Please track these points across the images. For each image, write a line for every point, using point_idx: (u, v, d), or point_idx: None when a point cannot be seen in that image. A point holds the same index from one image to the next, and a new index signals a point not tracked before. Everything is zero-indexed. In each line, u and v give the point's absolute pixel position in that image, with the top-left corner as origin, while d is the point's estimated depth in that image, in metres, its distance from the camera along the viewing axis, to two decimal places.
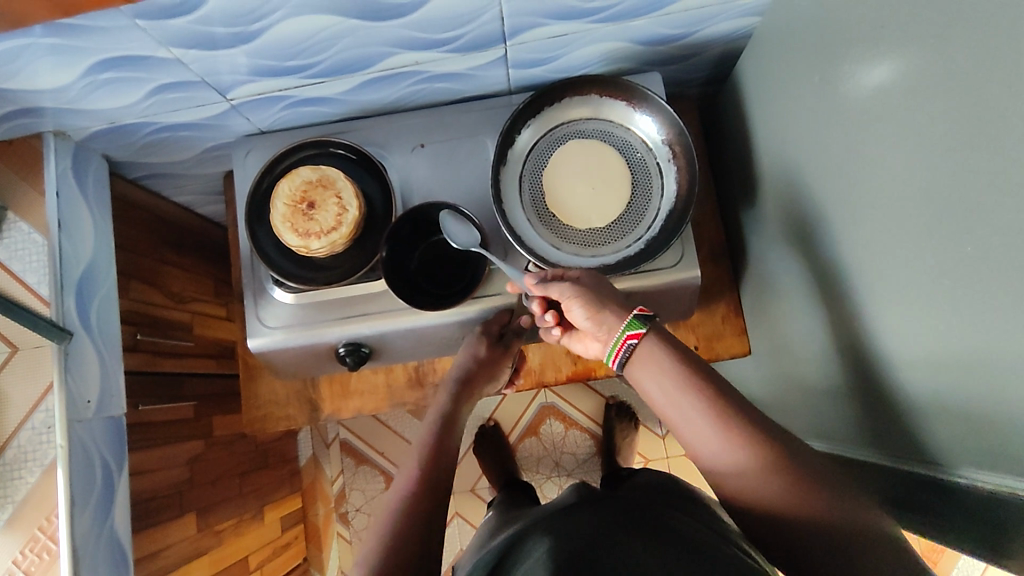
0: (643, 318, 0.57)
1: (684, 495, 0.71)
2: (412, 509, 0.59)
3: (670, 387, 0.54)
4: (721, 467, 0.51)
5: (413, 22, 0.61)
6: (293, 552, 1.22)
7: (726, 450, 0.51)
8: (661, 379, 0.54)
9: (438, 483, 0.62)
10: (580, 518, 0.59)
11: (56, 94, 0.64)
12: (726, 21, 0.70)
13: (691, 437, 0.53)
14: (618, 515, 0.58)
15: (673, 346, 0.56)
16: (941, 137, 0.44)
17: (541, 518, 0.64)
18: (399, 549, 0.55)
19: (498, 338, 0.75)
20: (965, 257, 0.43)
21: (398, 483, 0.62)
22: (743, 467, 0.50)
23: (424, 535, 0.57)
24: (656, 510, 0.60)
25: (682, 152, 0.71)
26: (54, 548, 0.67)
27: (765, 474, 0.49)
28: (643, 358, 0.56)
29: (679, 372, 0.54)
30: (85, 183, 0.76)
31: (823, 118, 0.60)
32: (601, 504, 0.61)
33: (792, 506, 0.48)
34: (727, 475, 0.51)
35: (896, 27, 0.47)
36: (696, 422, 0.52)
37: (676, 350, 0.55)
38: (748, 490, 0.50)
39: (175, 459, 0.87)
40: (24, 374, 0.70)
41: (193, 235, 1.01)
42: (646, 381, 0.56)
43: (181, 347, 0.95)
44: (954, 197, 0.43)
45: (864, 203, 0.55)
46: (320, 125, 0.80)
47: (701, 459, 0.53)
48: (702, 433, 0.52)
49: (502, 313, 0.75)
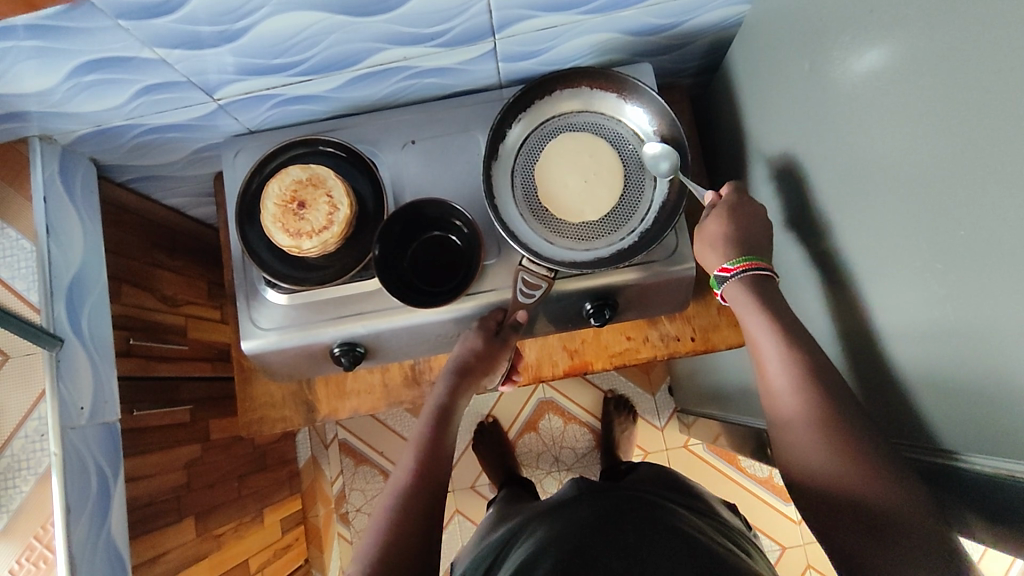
0: (721, 280, 0.66)
1: (684, 488, 0.71)
2: (413, 498, 0.60)
3: (762, 341, 0.60)
4: (788, 415, 0.56)
5: (399, 17, 0.60)
6: (294, 554, 1.21)
7: (801, 401, 0.55)
8: (755, 331, 0.61)
9: (439, 474, 0.63)
10: (579, 508, 0.59)
11: (40, 98, 0.63)
12: (716, 10, 0.69)
13: (773, 385, 0.58)
14: (616, 506, 0.58)
15: (773, 306, 0.61)
16: (935, 121, 0.43)
17: (542, 510, 0.64)
18: (397, 534, 0.56)
19: (496, 334, 0.73)
20: (959, 241, 0.43)
21: (400, 472, 0.63)
22: (810, 419, 0.54)
23: (423, 525, 0.58)
24: (650, 502, 0.60)
25: (674, 143, 0.71)
26: (51, 556, 0.66)
27: (824, 428, 0.53)
28: (742, 313, 0.63)
29: (768, 330, 0.60)
30: (73, 188, 0.75)
31: (815, 105, 0.60)
32: (601, 494, 0.62)
33: (833, 455, 0.52)
34: (791, 425, 0.55)
35: (887, 10, 0.47)
36: (782, 374, 0.57)
37: (775, 310, 0.61)
38: (802, 441, 0.54)
39: (172, 463, 0.86)
40: (16, 382, 0.69)
41: (185, 238, 1.00)
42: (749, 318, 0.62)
43: (175, 351, 0.94)
44: (951, 181, 0.42)
45: (860, 190, 0.54)
46: (310, 124, 0.79)
47: (773, 411, 0.58)
48: (782, 384, 0.57)
49: (496, 308, 0.73)
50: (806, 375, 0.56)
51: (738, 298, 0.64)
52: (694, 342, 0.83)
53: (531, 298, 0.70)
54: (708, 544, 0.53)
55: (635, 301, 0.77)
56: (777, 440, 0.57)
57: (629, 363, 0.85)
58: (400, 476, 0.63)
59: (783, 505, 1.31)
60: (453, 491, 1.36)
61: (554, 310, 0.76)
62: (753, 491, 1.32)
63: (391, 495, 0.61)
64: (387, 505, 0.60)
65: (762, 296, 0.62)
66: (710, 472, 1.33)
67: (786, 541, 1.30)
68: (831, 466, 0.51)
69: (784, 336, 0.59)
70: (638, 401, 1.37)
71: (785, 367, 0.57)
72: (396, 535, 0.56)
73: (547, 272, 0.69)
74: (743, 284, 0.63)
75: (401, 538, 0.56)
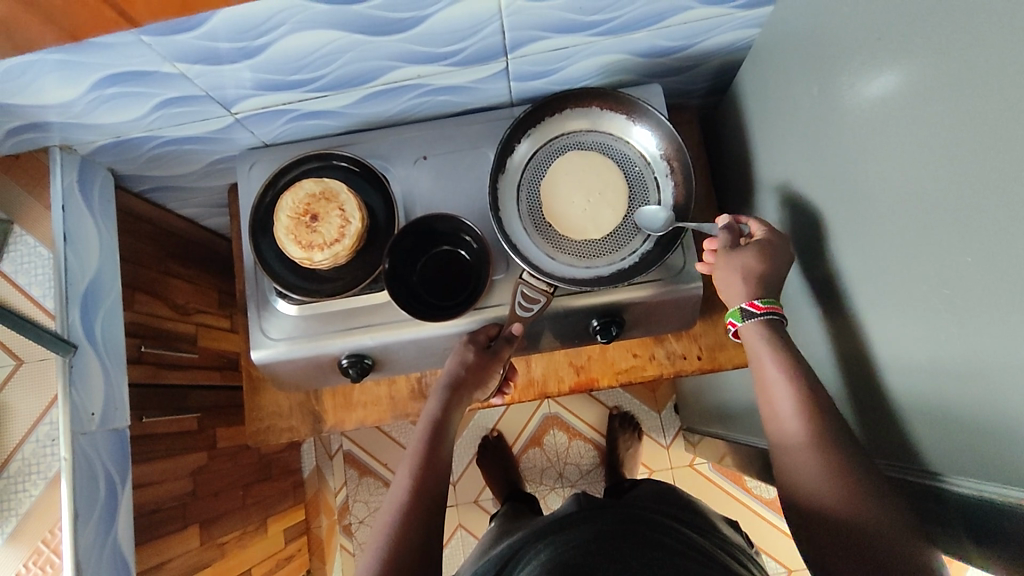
0: (744, 313, 0.63)
1: (689, 504, 0.71)
2: (410, 517, 0.60)
3: (771, 367, 0.59)
4: (793, 442, 0.55)
5: (414, 36, 0.62)
6: (296, 565, 1.21)
7: (808, 429, 0.55)
8: (763, 360, 0.60)
9: (435, 492, 0.63)
10: (579, 528, 0.59)
11: (62, 109, 0.65)
12: (726, 33, 0.70)
13: (779, 411, 0.58)
14: (620, 525, 0.58)
15: (782, 337, 0.61)
16: (945, 145, 0.43)
17: (539, 529, 0.64)
18: (395, 554, 0.56)
19: (488, 347, 0.72)
20: (966, 267, 0.43)
21: (396, 488, 0.63)
22: (818, 448, 0.54)
23: (422, 538, 0.58)
24: (646, 518, 0.60)
25: (679, 168, 0.72)
26: (57, 561, 0.67)
27: (826, 455, 0.53)
28: (753, 344, 0.62)
29: (773, 357, 0.60)
30: (90, 197, 0.77)
31: (822, 128, 0.60)
32: (598, 513, 0.61)
33: (832, 482, 0.51)
34: (797, 453, 0.55)
35: (896, 37, 0.47)
36: (786, 400, 0.57)
37: (782, 340, 0.61)
38: (806, 470, 0.53)
39: (179, 470, 0.87)
40: (29, 387, 0.70)
41: (197, 247, 1.01)
42: (757, 345, 0.62)
43: (185, 359, 0.96)
44: (959, 204, 0.42)
45: (866, 212, 0.54)
46: (324, 139, 0.80)
47: (778, 438, 0.57)
48: (789, 410, 0.57)
49: (491, 324, 0.73)
50: (814, 405, 0.56)
51: (751, 335, 0.63)
52: (700, 361, 0.83)
53: (529, 312, 0.70)
54: (714, 570, 0.53)
55: (642, 319, 0.77)
56: (780, 468, 0.56)
57: (635, 381, 0.85)
58: (396, 493, 0.63)
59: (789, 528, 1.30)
60: (456, 505, 1.35)
61: (560, 326, 0.76)
62: (758, 511, 1.31)
63: (387, 513, 0.61)
64: (385, 523, 0.60)
65: (774, 328, 0.62)
66: (715, 492, 1.32)
67: (792, 564, 1.28)
68: (828, 494, 0.51)
69: (791, 363, 0.59)
70: (644, 418, 1.37)
71: (791, 395, 0.57)
72: (394, 555, 0.56)
73: (546, 286, 0.69)
74: (761, 325, 0.62)
75: (398, 558, 0.56)
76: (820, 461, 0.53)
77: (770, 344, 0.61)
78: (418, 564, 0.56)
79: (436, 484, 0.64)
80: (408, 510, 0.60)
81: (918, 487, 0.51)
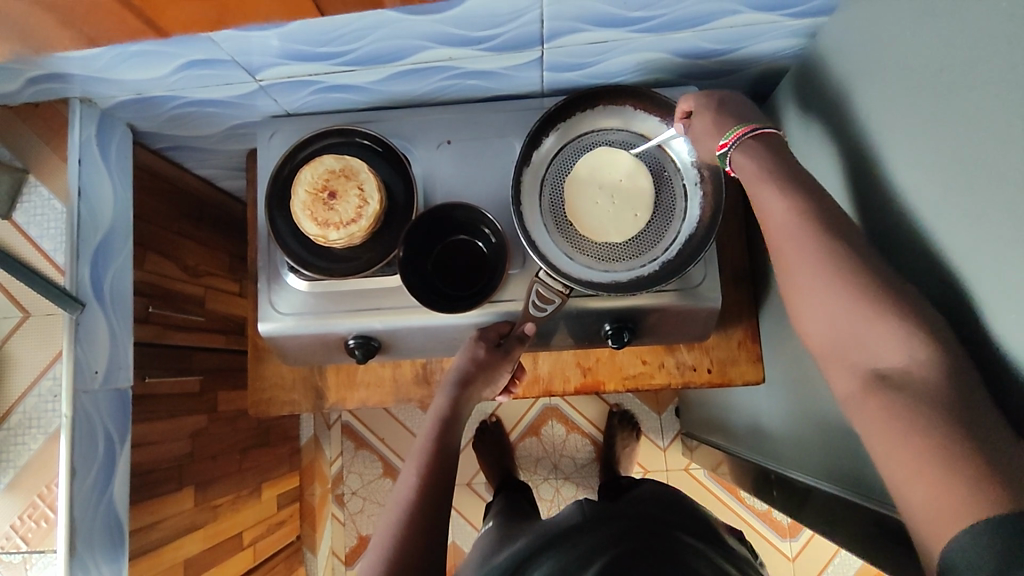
0: (724, 158, 0.60)
1: (690, 507, 0.70)
2: (414, 515, 0.59)
3: (770, 192, 0.54)
4: (811, 282, 0.50)
5: (449, 18, 0.59)
6: (287, 530, 1.23)
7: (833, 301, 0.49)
8: (764, 191, 0.55)
9: (442, 488, 0.62)
10: (585, 541, 0.59)
11: (84, 62, 0.63)
12: (771, 40, 0.67)
13: (788, 245, 0.52)
14: (618, 545, 0.58)
15: (778, 156, 0.56)
16: (998, 195, 0.40)
17: (543, 537, 0.64)
18: (400, 555, 0.56)
19: (499, 345, 0.71)
20: (1011, 319, 0.40)
21: (403, 483, 0.63)
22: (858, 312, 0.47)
23: (427, 538, 0.58)
24: (647, 536, 0.59)
25: (710, 178, 0.69)
26: (52, 516, 0.68)
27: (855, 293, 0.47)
28: (751, 168, 0.57)
29: (772, 184, 0.54)
30: (108, 152, 0.75)
31: (861, 149, 0.57)
32: (600, 527, 0.61)
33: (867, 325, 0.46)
34: (825, 298, 0.49)
35: (947, 64, 0.45)
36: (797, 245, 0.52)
37: (782, 164, 0.55)
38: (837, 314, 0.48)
39: (178, 432, 0.87)
40: (34, 340, 0.70)
41: (213, 208, 1.00)
42: (758, 184, 0.56)
43: (192, 321, 0.95)
44: (1008, 256, 0.40)
45: (907, 253, 0.52)
46: (348, 113, 0.78)
47: (797, 283, 0.52)
48: (808, 281, 0.51)
49: (502, 320, 0.72)
50: None
51: (743, 159, 0.58)
52: (710, 374, 0.82)
53: (543, 312, 0.69)
54: None
55: (653, 327, 0.75)
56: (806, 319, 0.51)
57: (642, 387, 0.84)
58: (403, 489, 0.62)
59: (779, 540, 1.30)
60: None
61: (572, 327, 0.75)
62: (751, 523, 1.31)
63: (394, 510, 0.61)
64: (390, 521, 0.60)
65: (768, 150, 0.57)
66: (707, 498, 1.32)
67: None
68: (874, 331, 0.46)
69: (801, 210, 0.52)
70: (644, 418, 1.36)
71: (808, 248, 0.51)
72: (398, 556, 0.56)
73: (563, 287, 0.67)
74: (743, 149, 0.58)
75: (404, 557, 0.56)
76: (861, 318, 0.47)
77: (769, 170, 0.55)
78: (424, 561, 0.56)
79: (441, 483, 0.63)
80: (413, 509, 0.60)
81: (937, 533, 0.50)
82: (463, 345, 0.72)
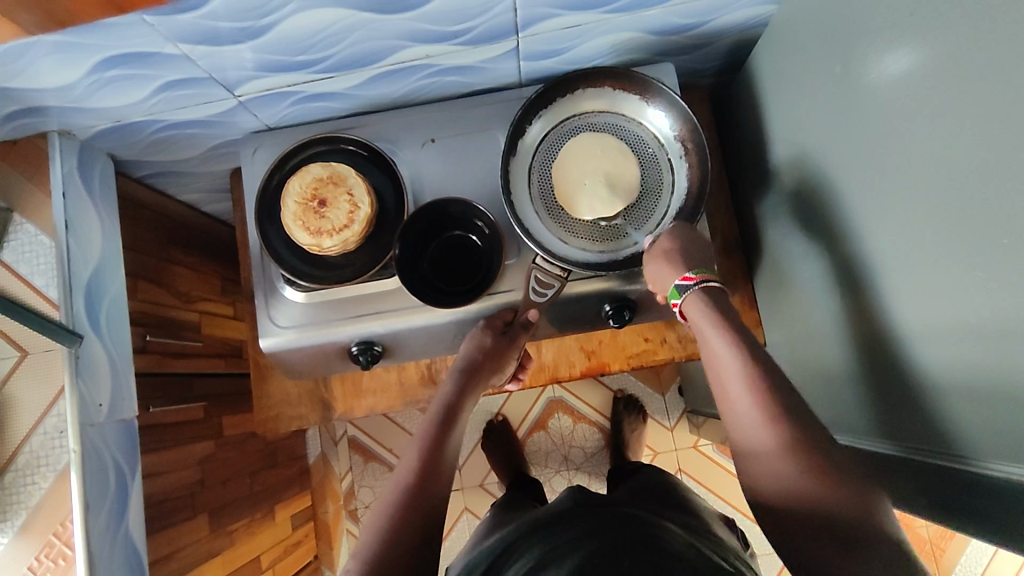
0: (680, 289, 0.64)
1: (682, 501, 0.68)
2: (411, 497, 0.58)
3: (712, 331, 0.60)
4: (746, 415, 0.56)
5: (423, 14, 0.59)
6: (304, 550, 1.22)
7: (776, 432, 0.53)
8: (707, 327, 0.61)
9: (439, 474, 0.62)
10: (572, 523, 0.56)
11: (60, 93, 0.62)
12: (739, 10, 0.69)
13: (725, 378, 0.58)
14: (608, 518, 0.55)
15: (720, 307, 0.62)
16: (980, 125, 0.41)
17: (534, 522, 0.61)
18: (396, 536, 0.55)
19: (505, 333, 0.72)
20: (997, 248, 0.42)
21: (399, 469, 0.62)
22: (788, 443, 0.52)
23: (423, 520, 0.57)
24: (639, 515, 0.56)
25: (694, 150, 0.71)
26: (69, 553, 0.67)
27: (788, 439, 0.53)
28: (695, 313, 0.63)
29: (715, 326, 0.60)
30: (91, 183, 0.75)
31: (841, 107, 0.59)
32: (596, 509, 0.58)
33: (795, 472, 0.51)
34: (753, 429, 0.55)
35: (919, 13, 0.46)
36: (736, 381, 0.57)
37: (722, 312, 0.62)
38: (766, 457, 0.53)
39: (187, 460, 0.86)
40: (34, 379, 0.69)
41: (199, 232, 0.99)
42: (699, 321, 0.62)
43: (190, 348, 0.94)
44: (990, 188, 0.41)
45: (889, 196, 0.53)
46: (329, 122, 0.78)
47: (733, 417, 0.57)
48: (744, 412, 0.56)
49: (505, 309, 0.73)
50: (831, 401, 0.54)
51: (693, 300, 0.63)
52: None
53: (543, 297, 0.70)
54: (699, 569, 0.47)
55: (652, 303, 0.76)
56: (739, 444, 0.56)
57: (646, 364, 0.85)
58: (399, 475, 0.61)
59: None
60: (462, 489, 1.36)
61: (572, 311, 0.75)
62: None
63: (389, 493, 0.60)
64: (385, 503, 0.58)
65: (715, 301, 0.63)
66: (718, 472, 1.33)
67: None
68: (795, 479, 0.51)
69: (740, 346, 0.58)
70: (648, 401, 1.37)
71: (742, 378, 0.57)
72: (394, 534, 0.55)
73: (560, 271, 0.68)
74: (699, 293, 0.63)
75: (399, 535, 0.55)
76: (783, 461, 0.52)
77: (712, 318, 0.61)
78: (419, 542, 0.55)
79: (439, 470, 0.62)
80: (409, 492, 0.59)
81: (946, 470, 0.51)
82: (469, 335, 0.74)
